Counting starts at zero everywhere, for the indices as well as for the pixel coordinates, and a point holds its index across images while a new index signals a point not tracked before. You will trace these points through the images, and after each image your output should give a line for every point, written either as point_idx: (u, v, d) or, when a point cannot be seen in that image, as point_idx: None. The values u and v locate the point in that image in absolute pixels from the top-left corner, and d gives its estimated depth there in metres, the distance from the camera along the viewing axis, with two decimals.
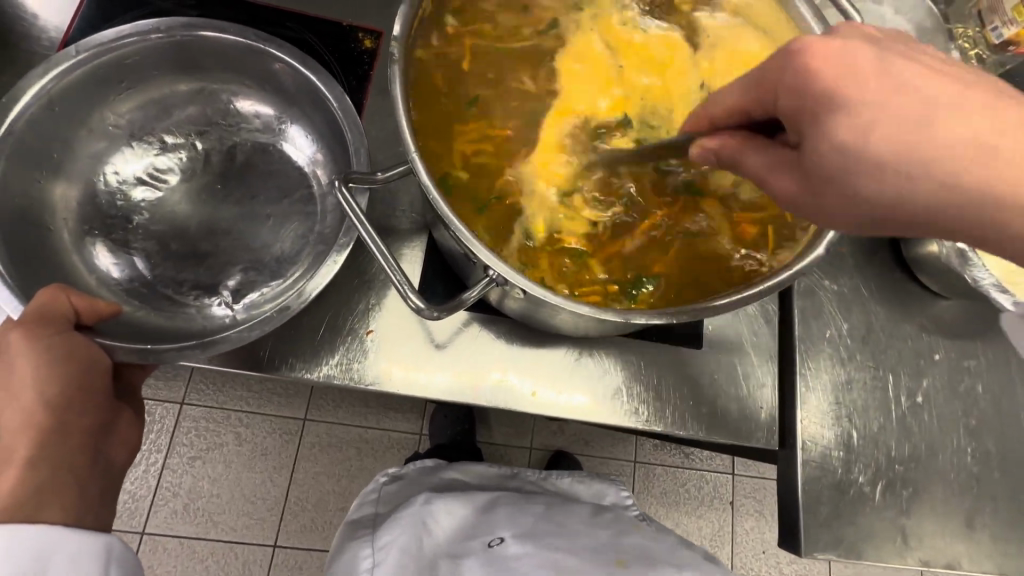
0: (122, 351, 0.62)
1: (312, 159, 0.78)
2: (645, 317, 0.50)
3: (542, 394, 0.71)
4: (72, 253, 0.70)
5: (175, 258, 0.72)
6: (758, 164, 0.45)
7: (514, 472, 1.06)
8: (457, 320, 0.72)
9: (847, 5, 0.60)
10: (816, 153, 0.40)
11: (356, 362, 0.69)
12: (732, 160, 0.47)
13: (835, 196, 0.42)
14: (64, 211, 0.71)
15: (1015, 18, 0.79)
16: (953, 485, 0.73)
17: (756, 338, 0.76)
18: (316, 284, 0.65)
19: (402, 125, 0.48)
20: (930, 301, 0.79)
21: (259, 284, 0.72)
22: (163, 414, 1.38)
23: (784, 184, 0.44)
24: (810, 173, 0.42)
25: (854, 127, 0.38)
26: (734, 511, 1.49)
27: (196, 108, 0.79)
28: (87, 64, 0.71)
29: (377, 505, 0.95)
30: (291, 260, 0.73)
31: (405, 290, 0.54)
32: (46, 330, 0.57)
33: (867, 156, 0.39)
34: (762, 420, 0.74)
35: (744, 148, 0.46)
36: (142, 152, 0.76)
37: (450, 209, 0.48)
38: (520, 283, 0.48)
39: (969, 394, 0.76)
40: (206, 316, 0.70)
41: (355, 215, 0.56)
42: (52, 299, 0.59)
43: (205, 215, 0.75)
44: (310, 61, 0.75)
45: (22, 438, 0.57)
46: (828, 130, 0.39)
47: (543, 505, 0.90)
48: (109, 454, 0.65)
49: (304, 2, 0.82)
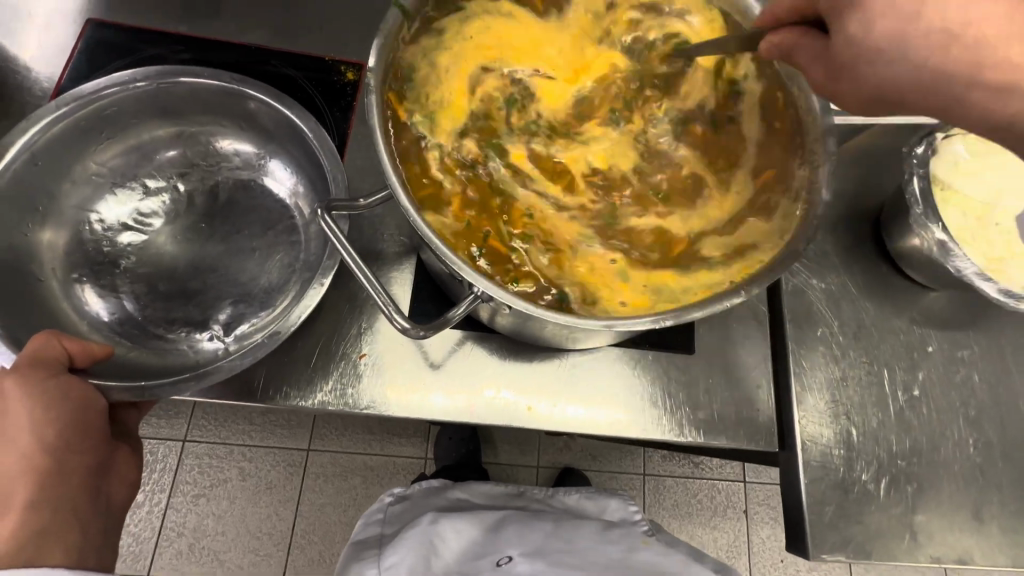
0: (115, 391, 0.63)
1: (292, 189, 0.80)
2: (627, 324, 0.50)
3: (538, 407, 0.71)
4: (60, 298, 0.71)
5: (163, 299, 0.74)
6: (802, 54, 0.50)
7: (520, 491, 1.05)
8: (451, 340, 0.72)
9: None
10: (849, 45, 0.47)
11: (350, 388, 0.69)
12: (780, 48, 0.51)
13: (849, 83, 0.49)
14: (50, 256, 0.73)
15: None
16: (958, 478, 0.72)
17: (748, 342, 0.76)
18: (297, 315, 0.66)
19: (380, 152, 0.50)
20: (919, 293, 0.80)
21: (248, 317, 0.73)
22: (165, 453, 1.37)
23: (814, 74, 0.50)
24: (840, 59, 0.48)
25: (867, 19, 0.46)
26: (748, 520, 1.47)
27: (174, 152, 0.81)
28: (69, 116, 0.74)
29: (383, 526, 0.94)
30: (279, 289, 0.75)
31: (391, 312, 0.55)
32: (41, 375, 0.58)
33: (876, 47, 0.46)
34: (761, 422, 0.73)
35: (798, 37, 0.50)
36: (124, 199, 0.78)
37: (431, 229, 0.49)
38: (502, 297, 0.49)
39: (965, 384, 0.77)
40: (196, 352, 0.71)
41: (338, 240, 0.57)
42: (44, 343, 0.60)
43: (191, 254, 0.76)
44: (282, 98, 0.78)
45: (22, 479, 0.56)
46: (853, 19, 0.46)
47: (552, 522, 0.90)
48: (109, 492, 0.65)
49: (282, 40, 0.85)
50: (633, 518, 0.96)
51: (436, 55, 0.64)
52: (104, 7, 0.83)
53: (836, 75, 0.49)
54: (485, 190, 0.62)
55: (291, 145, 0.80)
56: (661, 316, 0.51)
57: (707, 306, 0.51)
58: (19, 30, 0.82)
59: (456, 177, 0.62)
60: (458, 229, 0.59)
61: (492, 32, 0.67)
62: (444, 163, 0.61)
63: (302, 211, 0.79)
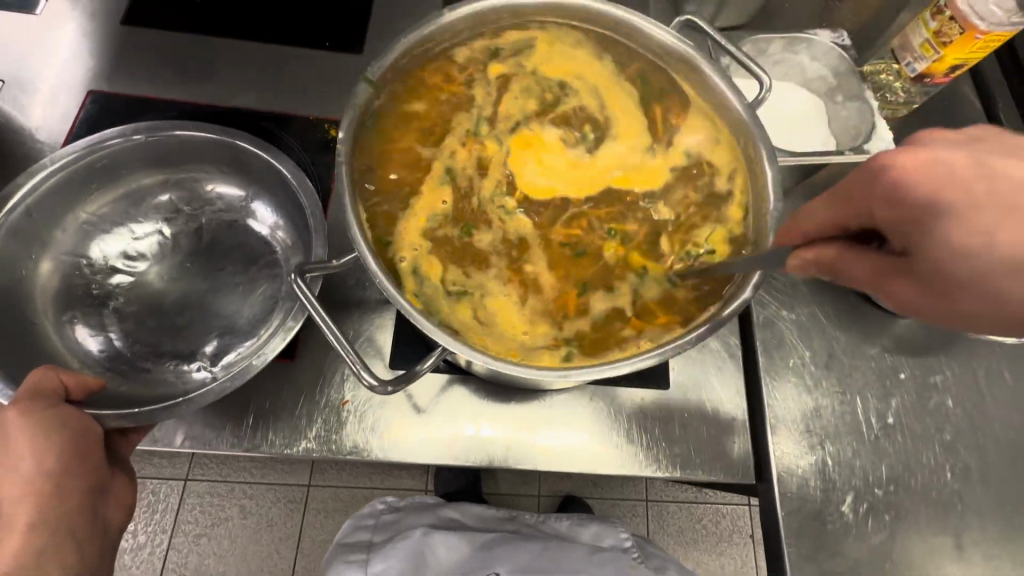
0: (113, 418, 0.66)
1: (273, 224, 0.85)
2: (583, 374, 0.53)
3: (517, 446, 0.73)
4: (52, 336, 0.75)
5: (150, 330, 0.78)
6: (855, 270, 0.40)
7: (512, 515, 1.04)
8: (434, 384, 0.75)
9: (753, 65, 0.67)
10: (940, 257, 0.35)
11: (335, 434, 0.72)
12: (830, 267, 0.41)
13: (973, 301, 0.35)
14: (42, 299, 0.77)
15: (923, 54, 0.85)
16: (937, 506, 0.73)
17: (722, 377, 0.78)
18: (269, 350, 0.68)
19: (351, 222, 0.55)
20: (888, 320, 0.82)
21: (234, 346, 0.76)
22: (167, 492, 1.39)
23: (906, 293, 0.37)
24: (932, 278, 0.35)
25: (978, 228, 0.34)
26: (755, 544, 1.45)
27: (165, 195, 0.86)
28: (62, 170, 0.79)
29: (374, 532, 0.94)
30: (261, 321, 0.77)
31: (358, 369, 0.57)
32: (40, 404, 0.61)
33: (1007, 259, 0.33)
34: (736, 455, 0.75)
35: (842, 252, 0.41)
36: (116, 241, 0.83)
37: (395, 288, 0.53)
38: (463, 351, 0.52)
39: (939, 410, 0.78)
40: (185, 380, 0.74)
41: (309, 302, 0.59)
42: (42, 376, 0.63)
43: (179, 290, 0.80)
44: (264, 145, 0.82)
45: (25, 502, 0.59)
46: (943, 228, 0.35)
47: (541, 542, 0.91)
48: (105, 515, 0.66)
49: (263, 101, 0.90)
50: (623, 545, 0.96)
51: (569, 52, 0.71)
52: (101, 76, 0.89)
53: (945, 293, 0.35)
54: (458, 191, 0.64)
55: (278, 194, 0.84)
56: (618, 364, 0.53)
57: (661, 351, 0.54)
58: (24, 102, 0.87)
59: (467, 82, 0.69)
60: (412, 217, 0.63)
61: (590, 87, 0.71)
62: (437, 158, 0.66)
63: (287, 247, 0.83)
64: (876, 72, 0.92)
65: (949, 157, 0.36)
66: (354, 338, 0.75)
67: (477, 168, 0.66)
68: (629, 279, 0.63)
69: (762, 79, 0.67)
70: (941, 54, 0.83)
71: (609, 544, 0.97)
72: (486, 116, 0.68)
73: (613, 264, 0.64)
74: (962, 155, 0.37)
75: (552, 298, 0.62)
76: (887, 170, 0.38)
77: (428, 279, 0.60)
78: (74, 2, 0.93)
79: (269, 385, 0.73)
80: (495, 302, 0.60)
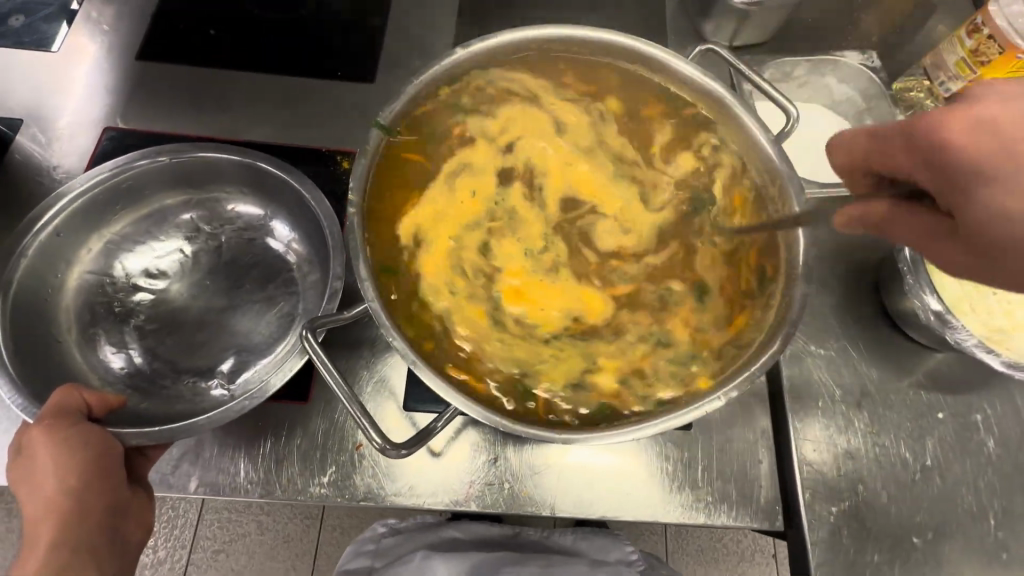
0: (133, 436, 0.64)
1: (289, 240, 0.84)
2: (595, 438, 0.52)
3: (533, 491, 0.71)
4: (76, 349, 0.75)
5: (170, 352, 0.77)
6: (902, 231, 0.44)
7: (515, 532, 0.99)
8: (451, 426, 0.73)
9: (780, 97, 0.64)
10: (985, 214, 0.38)
11: (351, 477, 0.71)
12: (875, 225, 0.45)
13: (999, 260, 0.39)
14: (66, 318, 0.76)
15: (958, 74, 0.81)
16: (977, 556, 0.69)
17: (747, 416, 0.75)
18: (278, 378, 0.67)
19: (361, 277, 0.54)
20: (924, 354, 0.77)
21: (251, 363, 0.76)
22: (187, 508, 1.40)
23: (949, 253, 0.42)
24: (972, 234, 0.39)
25: (1010, 192, 0.37)
26: (779, 565, 1.40)
27: (192, 213, 0.86)
28: (89, 192, 0.79)
29: (374, 558, 0.95)
30: (279, 338, 0.77)
31: (367, 430, 0.56)
32: (65, 422, 0.61)
33: None
34: (762, 501, 0.72)
35: (892, 209, 0.44)
36: (143, 257, 0.83)
37: (406, 345, 0.53)
38: (473, 412, 0.52)
39: (980, 451, 0.73)
40: (203, 398, 0.73)
41: (318, 359, 0.57)
42: (66, 395, 0.63)
43: (200, 305, 0.80)
44: (287, 167, 0.81)
45: (48, 521, 0.59)
46: (982, 193, 0.38)
47: (539, 562, 0.86)
48: (124, 535, 0.64)
49: (277, 132, 0.90)
50: (629, 560, 0.93)
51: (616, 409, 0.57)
52: (119, 111, 0.90)
53: (983, 252, 0.39)
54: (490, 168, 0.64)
55: (299, 218, 0.83)
56: (634, 432, 0.52)
57: (675, 419, 0.53)
58: (43, 138, 0.88)
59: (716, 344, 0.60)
60: (483, 105, 0.67)
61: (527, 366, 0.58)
62: (539, 129, 0.67)
63: (303, 273, 0.81)
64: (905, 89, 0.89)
65: (999, 118, 0.39)
66: (366, 382, 0.74)
67: (518, 177, 0.65)
68: (454, 171, 0.64)
69: (789, 112, 0.63)
70: (978, 73, 0.79)
71: (615, 557, 0.94)
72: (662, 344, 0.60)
73: (477, 158, 0.65)
74: (1000, 115, 0.39)
75: (532, 124, 0.67)
76: (932, 128, 0.40)
77: (433, 134, 0.65)
78: (91, 36, 0.95)
79: (284, 428, 0.72)
80: (578, 119, 0.67)
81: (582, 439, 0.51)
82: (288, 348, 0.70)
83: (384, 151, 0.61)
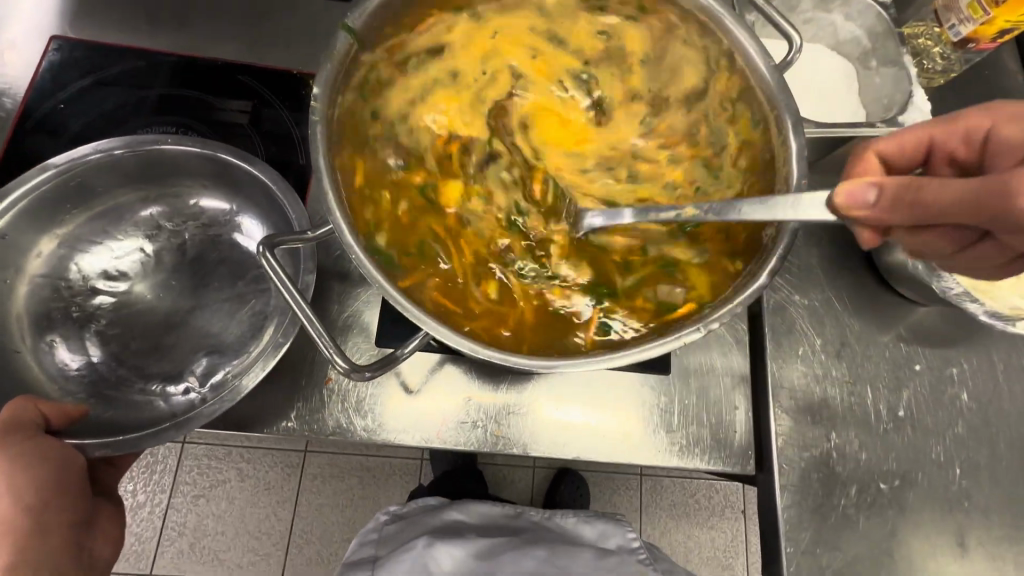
0: (95, 447, 0.62)
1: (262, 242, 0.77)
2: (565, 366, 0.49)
3: (506, 431, 0.70)
4: (26, 355, 0.70)
5: (135, 357, 0.72)
6: (947, 186, 0.43)
7: (518, 512, 1.01)
8: (429, 363, 0.71)
9: (785, 24, 0.60)
10: None
11: (320, 415, 0.69)
12: (911, 184, 0.44)
13: None
14: (17, 325, 0.70)
15: (971, 15, 0.76)
16: (939, 503, 0.70)
17: (728, 371, 0.74)
18: (250, 378, 0.64)
19: (326, 187, 0.51)
20: (907, 308, 0.77)
21: (223, 365, 0.71)
22: (166, 453, 1.39)
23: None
24: None
25: None
26: (747, 519, 1.43)
27: (154, 208, 0.79)
28: (32, 191, 0.72)
29: (378, 547, 0.91)
30: (252, 338, 0.72)
31: (331, 352, 0.53)
32: (14, 437, 0.58)
33: None
34: (738, 442, 0.72)
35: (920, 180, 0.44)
36: (104, 255, 0.76)
37: (374, 267, 0.50)
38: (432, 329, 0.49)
39: (953, 403, 0.74)
40: (171, 404, 0.69)
41: (280, 281, 0.54)
42: (22, 405, 0.60)
43: (166, 308, 0.74)
44: (251, 157, 0.76)
45: (4, 541, 0.58)
46: None
47: (546, 547, 0.88)
48: (91, 549, 0.66)
49: (245, 53, 0.83)
50: (631, 546, 0.92)
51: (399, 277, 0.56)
52: (69, 22, 0.82)
53: None
54: (461, 106, 0.65)
55: (268, 212, 0.77)
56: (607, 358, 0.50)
57: (627, 355, 0.50)
58: None
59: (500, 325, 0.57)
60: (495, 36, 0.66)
61: (365, 194, 0.58)
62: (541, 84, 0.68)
63: None
64: (914, 35, 0.84)
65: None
66: (341, 322, 0.71)
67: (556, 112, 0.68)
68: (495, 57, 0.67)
69: (794, 40, 0.60)
70: (992, 15, 0.74)
71: (615, 544, 0.93)
72: (467, 294, 0.59)
73: (524, 72, 0.68)
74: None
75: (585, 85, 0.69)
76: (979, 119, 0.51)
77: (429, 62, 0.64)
78: None
79: (256, 400, 0.69)
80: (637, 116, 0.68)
81: (567, 366, 0.50)
82: (260, 348, 0.67)
83: (353, 60, 0.56)
